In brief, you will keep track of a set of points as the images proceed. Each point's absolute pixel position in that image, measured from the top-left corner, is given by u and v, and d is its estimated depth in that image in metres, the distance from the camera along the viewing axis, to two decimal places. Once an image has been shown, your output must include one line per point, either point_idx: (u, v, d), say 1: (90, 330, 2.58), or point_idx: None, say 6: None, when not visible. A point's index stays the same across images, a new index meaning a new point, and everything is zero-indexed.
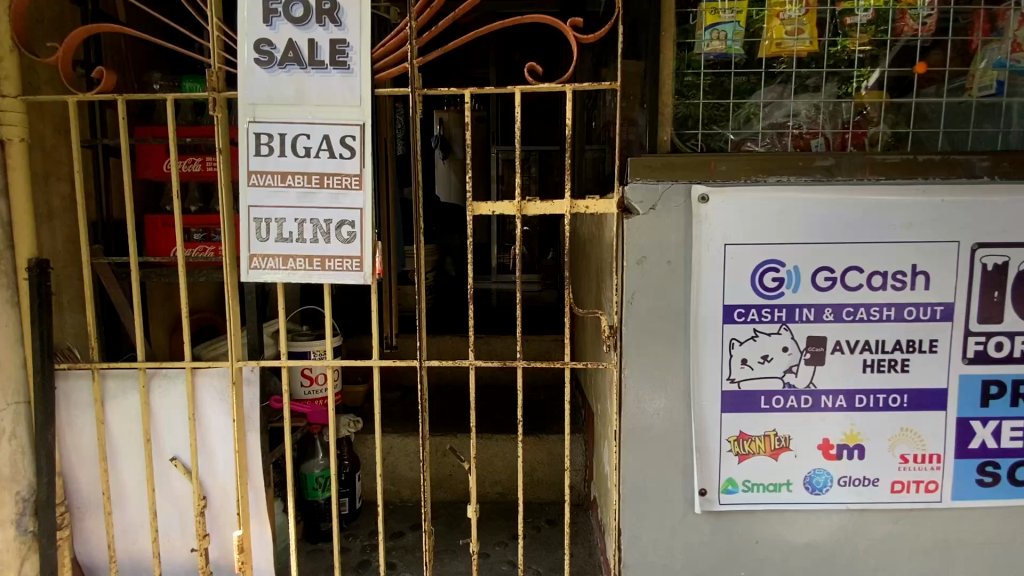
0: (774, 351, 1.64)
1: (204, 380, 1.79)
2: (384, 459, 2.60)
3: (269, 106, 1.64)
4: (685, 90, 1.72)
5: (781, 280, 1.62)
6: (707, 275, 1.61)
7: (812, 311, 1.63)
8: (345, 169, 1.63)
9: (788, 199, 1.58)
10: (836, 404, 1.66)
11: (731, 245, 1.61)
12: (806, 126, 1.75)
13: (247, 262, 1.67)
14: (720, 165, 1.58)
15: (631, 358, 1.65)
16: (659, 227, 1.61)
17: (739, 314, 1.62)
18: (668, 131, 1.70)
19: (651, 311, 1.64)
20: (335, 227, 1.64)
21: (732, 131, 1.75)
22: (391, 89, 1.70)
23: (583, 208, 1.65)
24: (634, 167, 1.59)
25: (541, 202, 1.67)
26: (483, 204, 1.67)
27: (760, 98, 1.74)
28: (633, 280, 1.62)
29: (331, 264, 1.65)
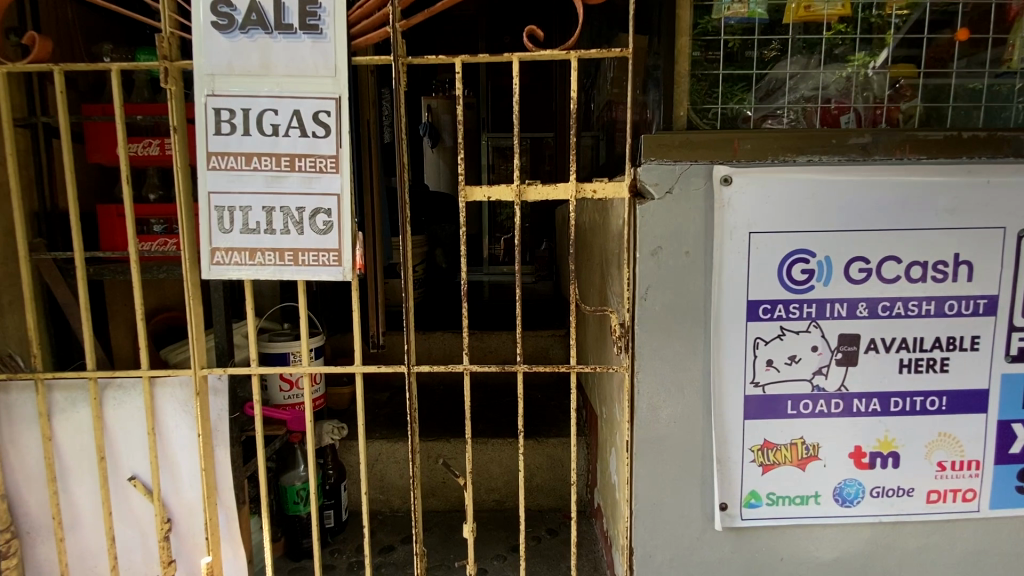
0: (803, 351, 1.48)
1: (164, 390, 1.59)
2: (371, 466, 2.42)
3: (231, 77, 1.42)
4: (703, 59, 1.53)
5: (812, 272, 1.45)
6: (729, 267, 1.44)
7: (845, 307, 1.46)
8: (319, 150, 1.43)
9: (822, 181, 1.41)
10: (869, 409, 1.51)
11: (756, 233, 1.43)
12: (837, 100, 1.57)
13: (208, 256, 1.47)
14: (744, 143, 1.41)
15: (645, 361, 1.48)
16: (675, 213, 1.43)
17: (764, 310, 1.46)
18: (685, 105, 1.51)
19: (667, 308, 1.46)
20: (309, 215, 1.44)
21: (755, 106, 1.57)
22: (370, 59, 1.47)
23: (590, 192, 1.46)
24: (647, 145, 1.41)
25: (542, 186, 1.48)
26: (477, 189, 1.48)
27: (785, 70, 1.57)
28: (647, 274, 1.44)
29: (305, 259, 1.45)
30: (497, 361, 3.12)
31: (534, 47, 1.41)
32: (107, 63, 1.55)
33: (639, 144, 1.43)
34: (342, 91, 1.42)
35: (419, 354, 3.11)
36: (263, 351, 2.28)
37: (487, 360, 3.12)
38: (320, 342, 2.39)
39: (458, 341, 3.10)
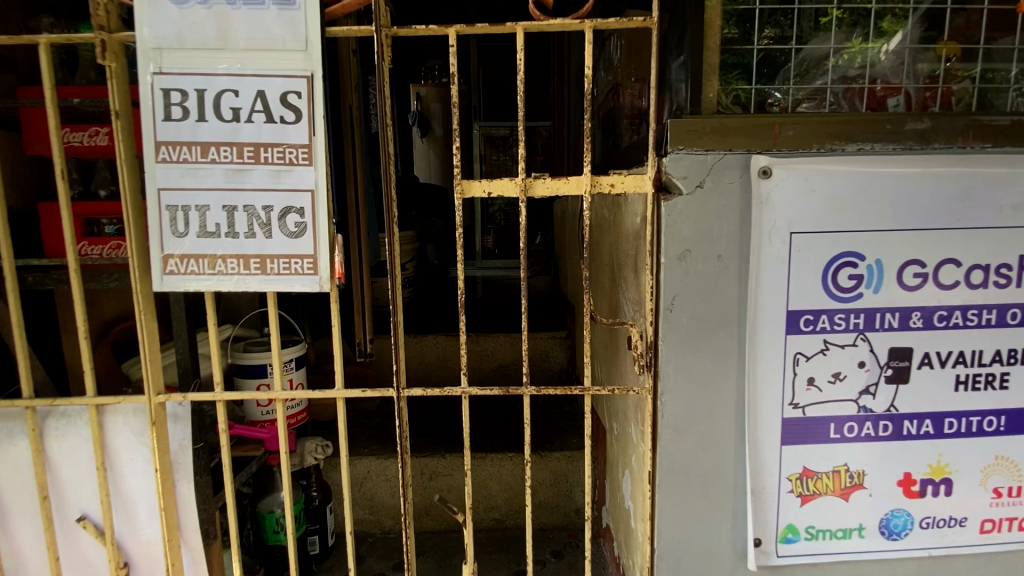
0: (849, 368, 1.30)
1: (115, 419, 1.37)
2: (360, 485, 2.22)
3: (180, 51, 1.18)
4: (735, 33, 1.33)
5: (861, 277, 1.26)
6: (766, 273, 1.25)
7: (898, 317, 1.28)
8: (288, 138, 1.21)
9: (876, 173, 1.21)
10: (921, 431, 1.33)
11: (797, 234, 1.25)
12: (886, 81, 1.38)
13: (160, 265, 1.24)
14: (787, 129, 1.21)
15: (670, 380, 1.29)
16: (706, 211, 1.23)
17: (806, 321, 1.28)
18: (715, 85, 1.30)
19: (696, 321, 1.27)
20: (277, 216, 1.22)
21: (794, 86, 1.37)
22: (348, 30, 1.23)
23: (607, 187, 1.26)
24: (675, 131, 1.21)
25: (551, 180, 1.28)
26: (475, 183, 1.27)
27: (827, 45, 1.37)
28: (673, 281, 1.25)
29: (274, 267, 1.24)
30: (494, 365, 2.93)
31: (541, 15, 1.19)
32: (35, 35, 1.31)
33: (664, 129, 1.23)
34: (314, 67, 1.19)
35: (410, 359, 2.91)
36: (237, 362, 2.06)
37: (483, 364, 2.93)
38: (300, 351, 2.19)
39: (453, 344, 2.90)
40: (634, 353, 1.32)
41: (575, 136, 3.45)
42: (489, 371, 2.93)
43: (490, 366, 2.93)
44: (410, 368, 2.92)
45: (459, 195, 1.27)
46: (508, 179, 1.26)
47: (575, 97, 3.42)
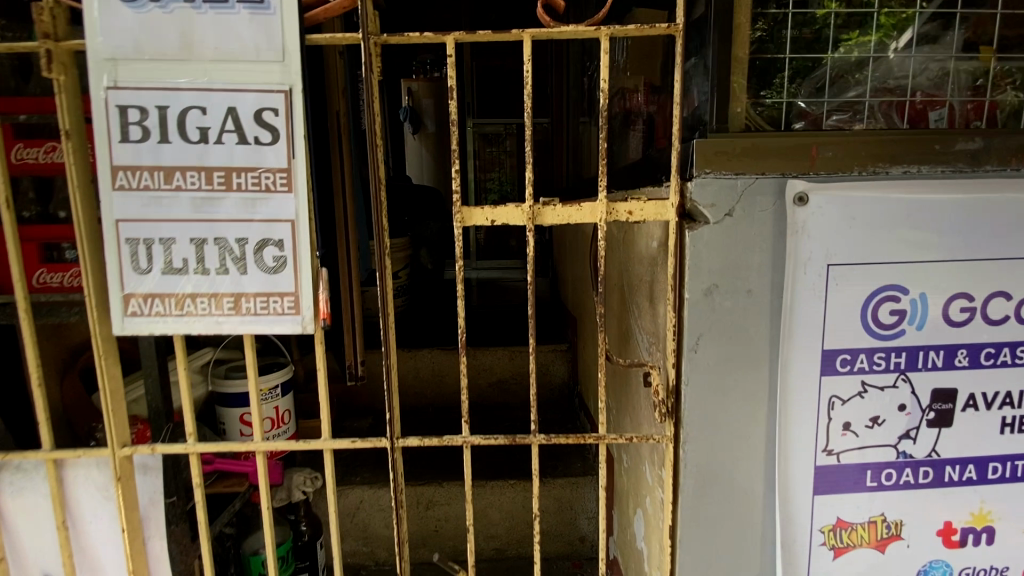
0: (888, 411, 1.18)
1: (77, 473, 1.23)
2: (352, 516, 2.09)
3: (138, 62, 1.03)
4: (765, 41, 1.20)
5: (903, 313, 1.14)
6: (801, 309, 1.13)
7: (942, 355, 1.17)
8: (264, 162, 1.06)
9: (924, 199, 1.09)
10: (964, 477, 1.22)
11: (835, 266, 1.12)
12: (928, 93, 1.25)
13: (120, 305, 1.10)
14: (825, 151, 1.09)
15: (694, 427, 1.17)
16: (735, 242, 1.11)
17: (842, 361, 1.16)
18: (743, 99, 1.18)
19: (723, 362, 1.15)
20: (253, 249, 1.08)
21: (829, 99, 1.25)
22: (329, 37, 1.08)
23: (624, 215, 1.14)
24: (701, 152, 1.08)
25: (562, 206, 1.14)
26: (477, 210, 1.14)
27: (866, 53, 1.25)
28: (698, 319, 1.13)
29: (251, 306, 1.10)
30: (493, 380, 2.80)
31: (552, 21, 1.05)
32: None
33: (689, 150, 1.09)
34: (292, 80, 1.04)
35: (404, 375, 2.78)
36: (218, 389, 1.92)
37: (481, 379, 2.80)
38: (288, 375, 2.06)
39: (449, 359, 2.77)
40: (653, 396, 1.20)
41: (575, 138, 3.31)
42: (488, 387, 2.81)
43: (488, 381, 2.81)
44: (404, 384, 2.79)
45: (459, 223, 1.13)
46: (514, 206, 1.13)
47: (575, 98, 3.28)
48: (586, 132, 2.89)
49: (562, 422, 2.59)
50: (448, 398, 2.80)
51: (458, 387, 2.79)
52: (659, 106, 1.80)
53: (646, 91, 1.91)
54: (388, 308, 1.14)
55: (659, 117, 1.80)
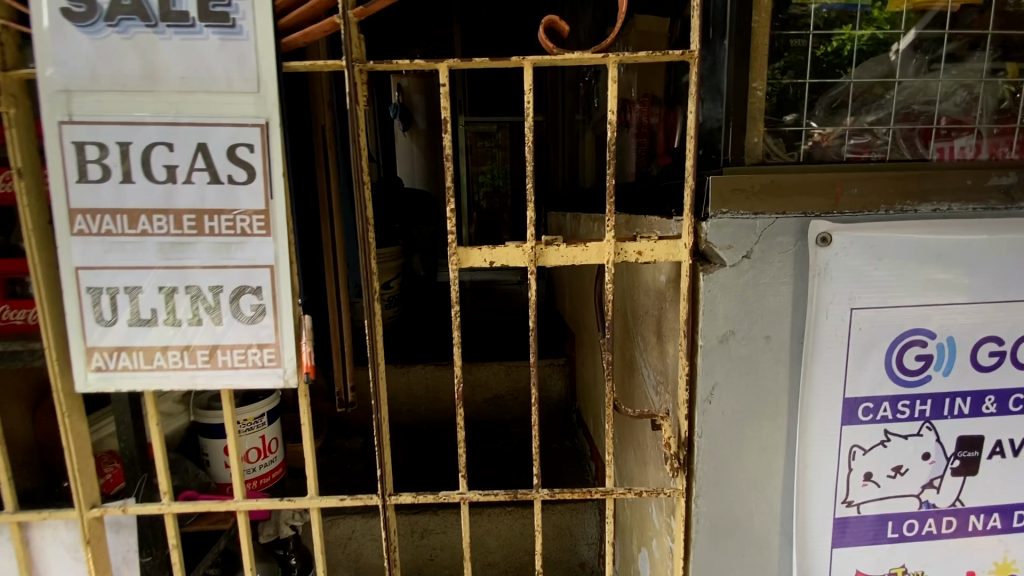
0: (912, 460, 1.11)
1: (42, 533, 1.14)
2: (344, 547, 2.01)
3: (96, 94, 0.93)
4: (784, 64, 1.13)
5: (929, 359, 1.07)
6: (822, 356, 1.06)
7: (969, 402, 1.10)
8: (238, 203, 0.96)
9: (954, 240, 1.01)
10: (988, 526, 1.16)
11: (859, 310, 1.05)
12: (955, 120, 1.18)
13: (82, 358, 1.00)
14: (851, 187, 1.01)
15: (708, 481, 1.09)
16: (753, 287, 1.03)
17: (864, 410, 1.09)
18: (760, 126, 1.11)
19: (739, 413, 1.07)
20: (228, 298, 0.99)
21: (851, 125, 1.17)
22: (308, 65, 0.97)
23: (633, 255, 1.05)
24: (718, 190, 0.99)
25: (566, 246, 1.05)
26: (474, 251, 1.05)
27: (890, 76, 1.17)
28: (713, 368, 1.05)
29: (228, 359, 1.01)
30: (488, 396, 2.72)
31: (556, 47, 0.96)
32: None
33: (704, 187, 1.01)
34: (269, 113, 0.94)
35: (396, 392, 2.69)
36: (201, 420, 1.83)
37: (477, 395, 2.71)
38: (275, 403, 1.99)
39: (443, 375, 2.68)
40: (664, 447, 1.12)
41: (571, 143, 3.21)
42: (483, 403, 2.73)
43: (483, 397, 2.72)
44: (396, 401, 2.70)
45: (454, 265, 1.04)
46: (515, 246, 1.04)
47: (571, 102, 3.18)
48: (583, 139, 2.80)
49: (560, 441, 2.51)
50: (442, 415, 2.72)
51: (452, 404, 2.71)
52: (662, 118, 1.71)
53: (648, 102, 1.82)
54: (376, 357, 1.06)
55: (660, 131, 1.71)
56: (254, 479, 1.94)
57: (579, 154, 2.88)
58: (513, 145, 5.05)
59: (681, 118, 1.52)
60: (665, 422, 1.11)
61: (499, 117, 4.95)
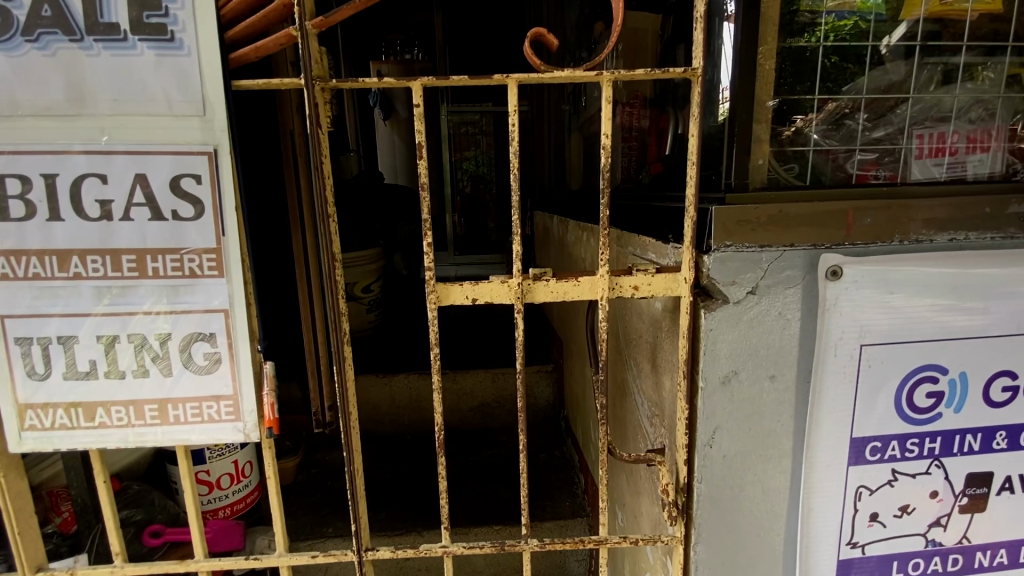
0: (919, 499, 1.06)
1: None
2: None
3: (15, 120, 0.80)
4: (790, 78, 1.04)
5: (941, 395, 1.01)
6: (829, 396, 0.99)
7: (980, 438, 1.04)
8: (186, 241, 0.85)
9: (970, 272, 0.95)
10: (994, 562, 1.12)
11: (870, 347, 0.98)
12: (971, 136, 1.12)
13: (14, 417, 0.89)
14: (862, 217, 0.93)
15: (708, 529, 1.02)
16: (757, 324, 0.95)
17: (872, 449, 1.02)
18: (766, 148, 1.03)
19: (741, 457, 1.00)
20: (177, 347, 0.88)
21: (862, 141, 1.10)
22: (264, 83, 0.85)
23: (629, 290, 0.97)
24: (721, 221, 0.91)
25: (554, 281, 0.96)
26: (455, 287, 0.95)
27: (905, 90, 1.10)
28: (713, 411, 0.97)
29: (180, 413, 0.91)
30: (474, 405, 2.63)
31: (544, 65, 0.85)
32: None
33: (706, 218, 0.92)
34: (218, 139, 0.83)
35: (378, 402, 2.59)
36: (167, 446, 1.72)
37: (462, 404, 2.62)
38: None
39: (427, 384, 2.59)
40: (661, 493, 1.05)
41: (557, 138, 3.10)
42: (468, 412, 2.64)
43: (469, 406, 2.64)
44: (378, 411, 2.60)
45: (433, 303, 0.94)
46: (500, 282, 0.94)
47: (556, 96, 3.06)
48: (569, 137, 2.69)
49: (548, 450, 2.45)
50: (427, 425, 2.63)
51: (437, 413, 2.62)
52: (654, 121, 1.59)
53: (638, 105, 1.72)
54: (347, 404, 0.96)
55: (652, 135, 1.60)
56: (225, 506, 1.84)
57: (567, 152, 2.78)
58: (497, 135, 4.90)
59: (674, 123, 1.40)
60: (662, 466, 1.03)
61: (482, 106, 4.79)
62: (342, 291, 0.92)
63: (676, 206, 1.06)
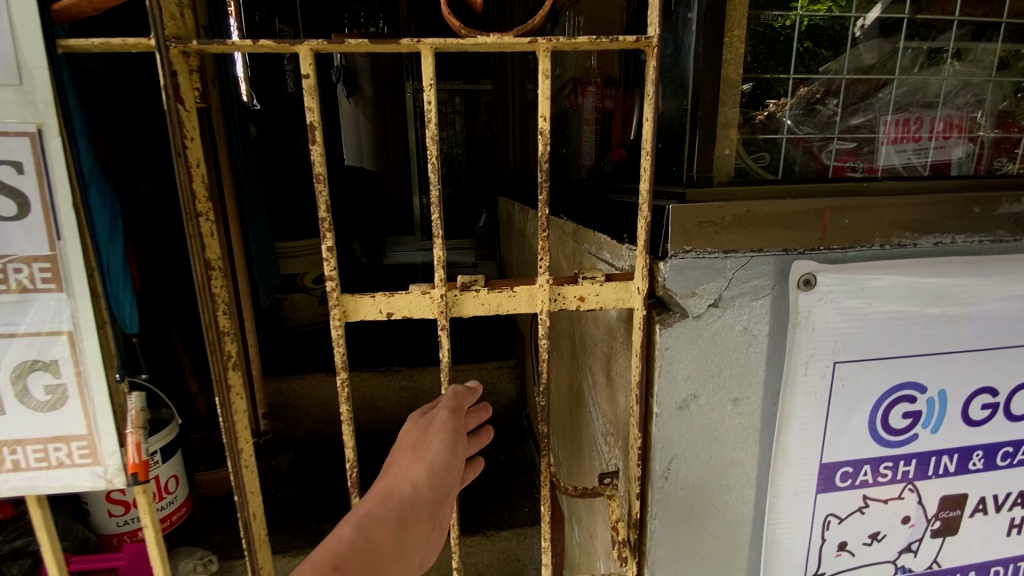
0: (890, 525, 0.96)
1: None
2: None
3: None
4: (761, 56, 0.90)
5: (917, 415, 0.91)
6: (798, 419, 0.88)
7: (956, 459, 0.95)
8: (11, 247, 0.68)
9: (953, 281, 0.84)
10: None
11: (843, 365, 0.86)
12: (955, 124, 1.01)
13: None
14: (839, 217, 0.81)
15: (663, 568, 0.91)
16: (718, 341, 0.83)
17: (843, 475, 0.92)
18: (733, 135, 0.90)
19: (700, 489, 0.89)
20: (10, 378, 0.72)
21: (840, 129, 0.97)
22: (103, 43, 0.67)
23: (574, 301, 0.83)
24: (680, 222, 0.77)
25: (485, 292, 0.81)
26: (365, 299, 0.78)
27: (888, 72, 0.98)
28: (670, 438, 0.85)
29: (20, 457, 0.76)
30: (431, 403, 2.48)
31: (464, 28, 0.69)
32: None
33: (662, 217, 0.78)
34: (43, 116, 0.64)
35: (329, 402, 2.41)
36: None
37: (419, 402, 2.47)
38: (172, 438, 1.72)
39: (381, 382, 2.42)
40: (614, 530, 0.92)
41: (522, 120, 2.93)
42: None
43: (427, 404, 2.48)
44: (329, 411, 2.43)
45: (338, 320, 0.78)
46: (420, 294, 0.79)
47: (522, 73, 2.88)
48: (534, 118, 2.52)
49: (509, 451, 2.33)
50: (381, 425, 2.47)
51: (393, 412, 2.46)
52: (618, 101, 1.44)
53: (601, 83, 1.56)
54: (236, 440, 0.81)
55: (617, 116, 1.44)
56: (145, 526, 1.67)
57: (532, 135, 2.61)
58: (466, 114, 4.68)
59: (639, 104, 1.25)
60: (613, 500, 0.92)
61: (450, 84, 4.58)
62: (223, 305, 0.76)
63: (631, 202, 0.92)
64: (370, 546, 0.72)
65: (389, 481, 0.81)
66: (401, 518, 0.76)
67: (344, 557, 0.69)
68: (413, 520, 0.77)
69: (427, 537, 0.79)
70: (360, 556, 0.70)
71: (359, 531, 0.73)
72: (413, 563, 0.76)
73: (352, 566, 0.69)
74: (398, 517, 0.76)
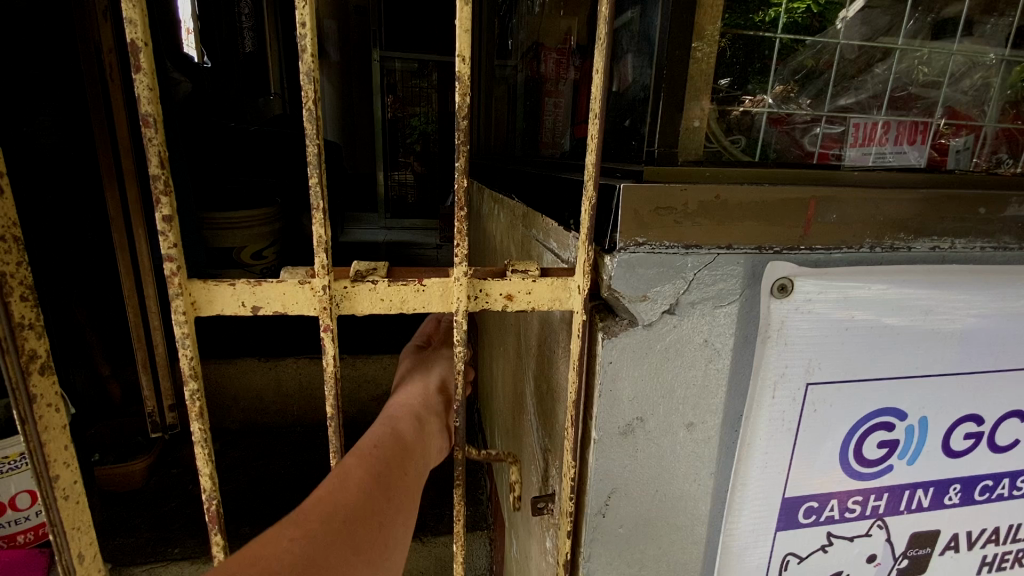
0: (854, 566, 0.85)
1: None
2: None
3: None
4: (746, 17, 0.74)
5: (894, 444, 0.79)
6: (763, 441, 0.74)
7: (930, 493, 0.83)
8: None
9: (945, 292, 0.71)
10: None
11: (816, 385, 0.73)
12: (959, 114, 0.89)
13: None
14: (825, 210, 0.66)
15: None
16: (685, 340, 0.68)
17: (806, 510, 0.80)
18: (706, 108, 0.74)
19: (663, 508, 0.75)
20: None
21: (831, 110, 0.83)
22: None
23: (499, 301, 0.66)
24: (633, 208, 0.61)
25: (382, 285, 0.64)
26: (221, 287, 0.60)
27: (889, 47, 0.84)
28: (623, 459, 0.71)
29: None
30: (376, 393, 2.26)
31: None
32: None
33: (610, 201, 0.62)
34: None
35: (262, 391, 2.20)
36: None
37: (362, 392, 2.25)
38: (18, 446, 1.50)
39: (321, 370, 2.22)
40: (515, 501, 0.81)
41: None
42: (370, 402, 2.27)
43: (371, 395, 2.27)
44: (262, 402, 2.22)
45: (182, 313, 0.59)
46: (296, 284, 0.61)
47: None
48: (484, 86, 2.35)
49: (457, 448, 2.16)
50: (321, 416, 2.28)
51: None
52: (583, 71, 1.29)
53: (568, 51, 1.40)
54: (44, 463, 0.62)
55: (581, 86, 1.29)
56: (25, 530, 1.57)
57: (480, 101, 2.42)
58: (440, 88, 4.44)
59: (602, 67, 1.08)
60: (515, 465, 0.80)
61: (423, 55, 4.35)
62: (22, 285, 0.57)
63: (578, 182, 0.77)
64: (402, 436, 0.75)
65: (393, 401, 0.85)
66: (419, 416, 0.80)
67: (381, 444, 0.72)
68: (427, 421, 0.81)
69: (441, 432, 0.83)
70: (393, 442, 0.73)
71: (387, 426, 0.77)
72: (433, 454, 0.80)
73: (390, 452, 0.71)
74: (416, 416, 0.80)
